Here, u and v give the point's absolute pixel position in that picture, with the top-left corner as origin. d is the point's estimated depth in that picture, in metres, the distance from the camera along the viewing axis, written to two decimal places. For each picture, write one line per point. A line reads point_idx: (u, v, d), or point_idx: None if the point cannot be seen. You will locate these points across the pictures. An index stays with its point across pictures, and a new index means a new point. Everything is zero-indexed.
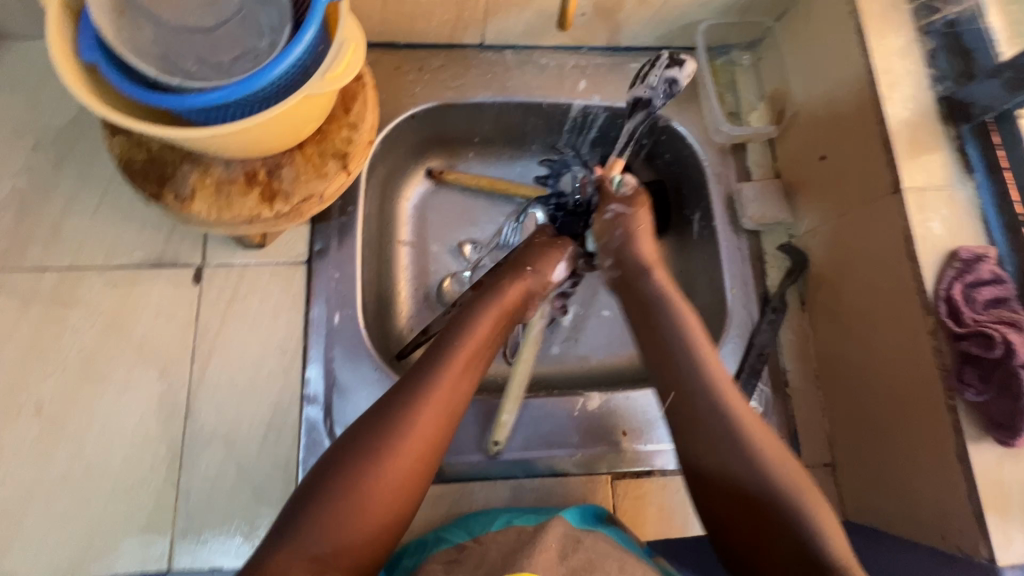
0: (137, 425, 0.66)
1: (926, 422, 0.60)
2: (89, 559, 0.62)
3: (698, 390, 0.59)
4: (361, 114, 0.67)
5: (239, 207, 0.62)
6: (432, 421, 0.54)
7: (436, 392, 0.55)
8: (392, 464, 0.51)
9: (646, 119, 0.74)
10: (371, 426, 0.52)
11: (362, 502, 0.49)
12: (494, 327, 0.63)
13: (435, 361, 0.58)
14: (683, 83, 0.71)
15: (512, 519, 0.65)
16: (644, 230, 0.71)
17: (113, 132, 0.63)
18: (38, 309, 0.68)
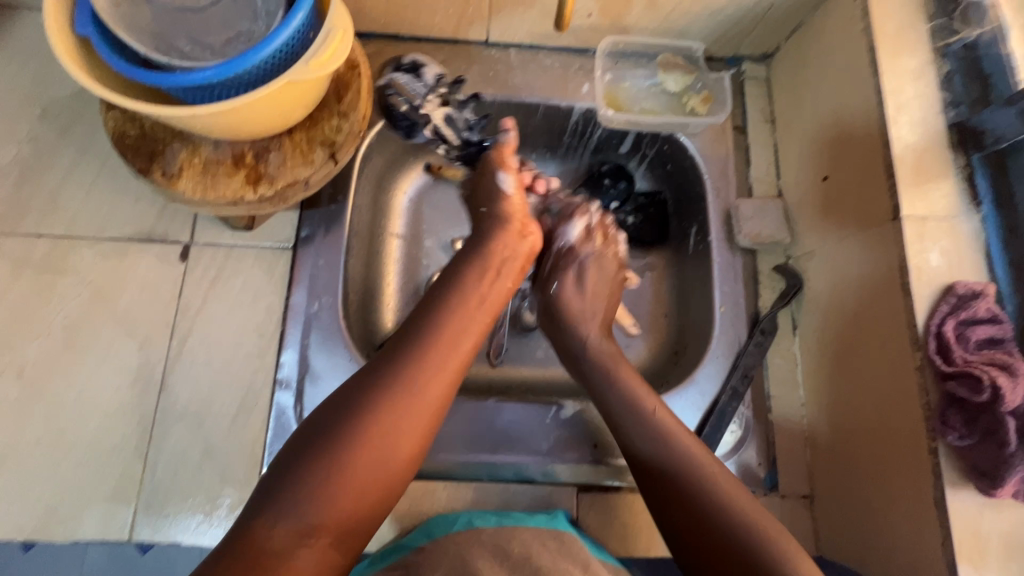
0: (113, 395, 0.67)
1: (906, 466, 0.57)
2: (54, 524, 0.63)
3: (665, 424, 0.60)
4: (352, 103, 0.66)
5: (222, 188, 0.62)
6: (428, 390, 0.52)
7: (428, 359, 0.53)
8: (385, 427, 0.50)
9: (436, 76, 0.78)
10: (363, 392, 0.51)
11: (355, 466, 0.47)
12: (491, 292, 0.61)
13: (427, 331, 0.56)
14: (423, 58, 0.79)
15: (473, 519, 0.64)
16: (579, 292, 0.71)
17: (110, 106, 0.64)
18: (29, 274, 0.70)
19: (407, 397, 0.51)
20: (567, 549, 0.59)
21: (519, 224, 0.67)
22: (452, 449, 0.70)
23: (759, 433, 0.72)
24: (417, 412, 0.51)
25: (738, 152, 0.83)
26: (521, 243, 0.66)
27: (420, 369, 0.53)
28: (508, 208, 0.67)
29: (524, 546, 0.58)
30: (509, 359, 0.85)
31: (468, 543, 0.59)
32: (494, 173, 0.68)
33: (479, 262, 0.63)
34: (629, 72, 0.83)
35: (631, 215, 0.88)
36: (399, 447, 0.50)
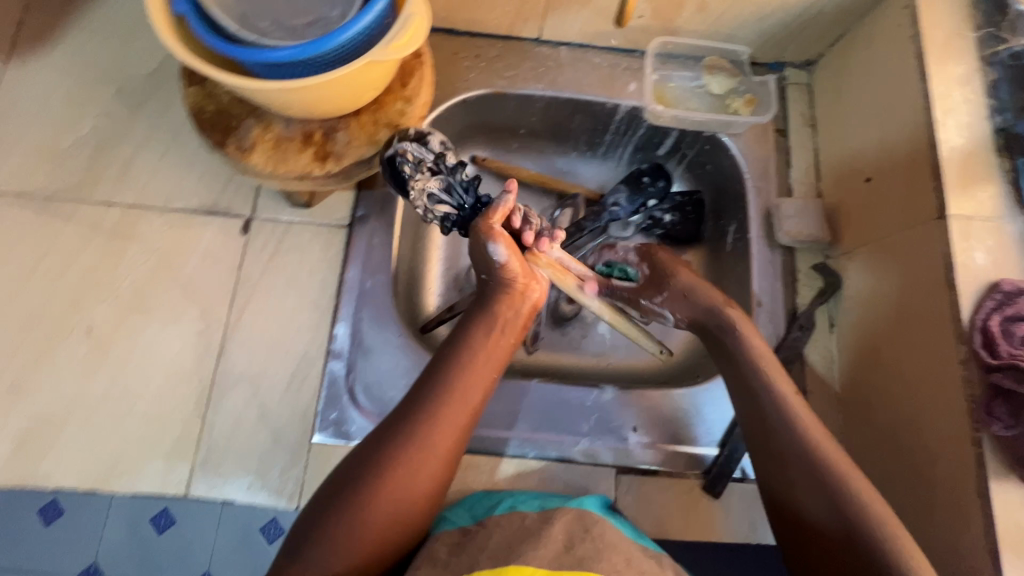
0: (175, 357, 0.70)
1: (947, 458, 0.58)
2: (117, 476, 0.66)
3: (767, 404, 0.62)
4: (416, 88, 0.70)
5: (292, 163, 0.66)
6: (427, 457, 0.55)
7: (432, 423, 0.56)
8: (396, 482, 0.54)
9: (423, 148, 0.65)
10: (375, 449, 0.55)
11: (369, 517, 0.53)
12: (498, 342, 0.62)
13: (430, 395, 0.58)
14: (430, 134, 0.66)
15: (516, 503, 0.66)
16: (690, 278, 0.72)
17: (189, 83, 0.68)
18: (101, 239, 0.73)
19: (403, 467, 0.54)
20: (606, 536, 0.60)
21: (518, 293, 0.63)
22: (495, 425, 0.72)
23: None
24: (415, 477, 0.55)
25: (778, 154, 0.85)
26: (523, 300, 0.64)
27: (424, 434, 0.56)
28: (507, 281, 0.63)
29: (566, 530, 0.59)
30: (546, 347, 0.87)
31: (513, 525, 0.61)
32: (481, 233, 0.60)
33: (483, 320, 0.63)
34: (675, 73, 0.86)
35: (669, 214, 0.92)
36: (405, 499, 0.55)
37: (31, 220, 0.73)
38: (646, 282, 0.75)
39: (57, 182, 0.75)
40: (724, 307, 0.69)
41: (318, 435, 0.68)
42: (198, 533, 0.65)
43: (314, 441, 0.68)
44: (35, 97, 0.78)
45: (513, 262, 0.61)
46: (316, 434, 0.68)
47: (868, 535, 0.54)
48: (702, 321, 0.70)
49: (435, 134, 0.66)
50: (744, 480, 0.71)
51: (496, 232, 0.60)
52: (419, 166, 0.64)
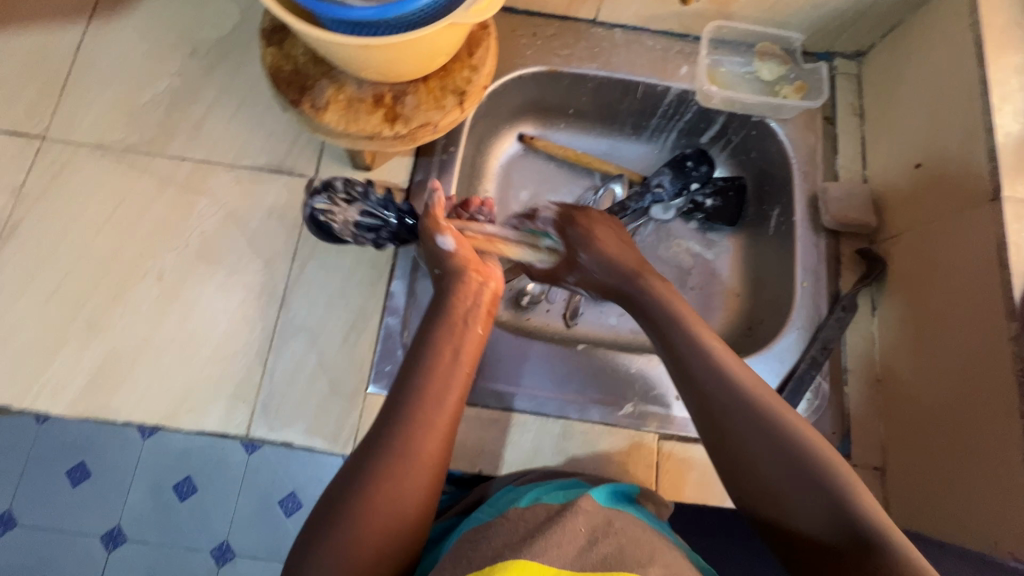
0: (240, 306, 0.73)
1: (993, 432, 0.61)
2: (184, 413, 0.69)
3: (712, 386, 0.55)
4: (482, 58, 0.72)
5: (363, 123, 0.69)
6: (408, 486, 0.50)
7: (415, 431, 0.52)
8: (385, 494, 0.50)
9: (328, 193, 0.69)
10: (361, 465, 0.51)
11: (363, 534, 0.48)
12: (470, 338, 0.60)
13: (399, 420, 0.53)
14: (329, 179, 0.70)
15: (540, 496, 0.58)
16: (601, 237, 0.70)
17: (267, 43, 0.71)
18: (173, 191, 0.77)
19: (384, 494, 0.50)
20: (630, 531, 0.53)
21: (472, 284, 0.63)
22: (541, 385, 0.75)
23: (833, 402, 0.75)
24: (395, 510, 0.50)
25: (826, 141, 0.87)
26: (480, 289, 0.64)
27: (406, 440, 0.52)
28: (454, 270, 0.64)
29: (588, 522, 0.52)
30: (584, 322, 0.90)
31: (529, 520, 0.53)
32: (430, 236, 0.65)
33: (446, 327, 0.59)
34: (726, 58, 0.88)
35: (711, 198, 0.94)
36: (398, 513, 0.50)
37: (109, 171, 0.77)
38: (563, 259, 0.73)
39: (132, 135, 0.79)
40: (636, 276, 0.66)
41: (374, 387, 0.70)
42: (223, 500, 0.70)
43: (370, 392, 0.70)
44: (114, 54, 0.82)
45: (463, 248, 0.66)
46: (372, 384, 0.71)
47: (861, 529, 0.46)
48: (614, 287, 0.68)
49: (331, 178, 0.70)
50: None
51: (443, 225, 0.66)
52: (338, 209, 0.68)
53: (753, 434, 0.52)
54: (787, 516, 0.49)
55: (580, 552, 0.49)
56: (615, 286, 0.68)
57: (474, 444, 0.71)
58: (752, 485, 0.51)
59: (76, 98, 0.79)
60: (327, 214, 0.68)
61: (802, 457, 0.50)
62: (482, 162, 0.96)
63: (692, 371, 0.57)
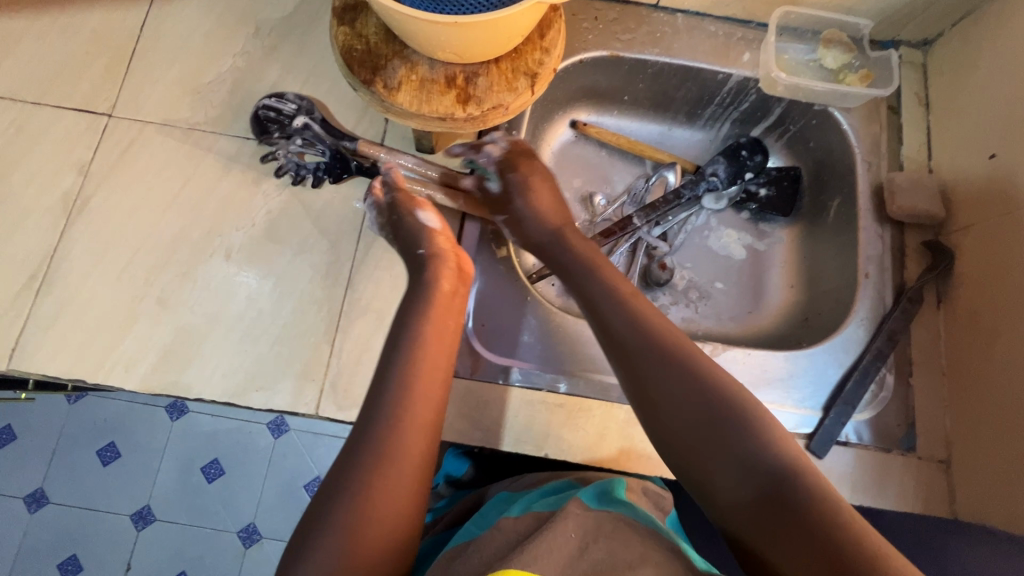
0: (307, 285, 0.73)
1: None
2: (252, 390, 0.69)
3: (644, 352, 0.57)
4: (553, 40, 0.72)
5: (435, 104, 0.69)
6: (398, 482, 0.52)
7: (398, 422, 0.54)
8: (378, 489, 0.51)
9: (264, 111, 0.78)
10: (348, 457, 0.52)
11: (359, 529, 0.49)
12: (447, 325, 0.61)
13: (381, 419, 0.54)
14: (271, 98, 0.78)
15: (532, 504, 0.62)
16: (537, 194, 0.75)
17: (339, 23, 0.71)
18: (238, 170, 0.77)
19: (379, 487, 0.51)
20: (623, 536, 0.55)
21: (449, 265, 0.66)
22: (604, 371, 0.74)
23: (898, 395, 0.75)
24: (389, 511, 0.51)
25: (889, 130, 0.86)
26: (457, 274, 0.66)
27: (388, 432, 0.53)
28: (428, 244, 0.67)
29: (578, 527, 0.54)
30: None
31: (518, 531, 0.57)
32: (410, 219, 0.69)
33: (415, 324, 0.59)
34: (790, 45, 0.87)
35: (765, 187, 0.94)
36: (393, 505, 0.51)
37: (174, 149, 0.77)
38: (492, 198, 0.76)
39: (198, 113, 0.79)
40: (562, 235, 0.72)
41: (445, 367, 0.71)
42: None
43: None
44: (180, 32, 0.82)
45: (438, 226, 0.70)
46: None
47: (781, 485, 0.49)
48: (542, 243, 0.72)
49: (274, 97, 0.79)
50: (848, 446, 0.72)
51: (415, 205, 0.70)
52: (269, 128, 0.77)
53: (682, 400, 0.54)
54: (718, 483, 0.51)
55: (571, 558, 0.51)
56: (545, 244, 0.72)
57: (541, 427, 0.71)
58: (680, 449, 0.53)
59: (142, 76, 0.80)
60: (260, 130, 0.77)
61: (725, 416, 0.52)
62: (536, 148, 0.95)
63: (626, 338, 0.58)
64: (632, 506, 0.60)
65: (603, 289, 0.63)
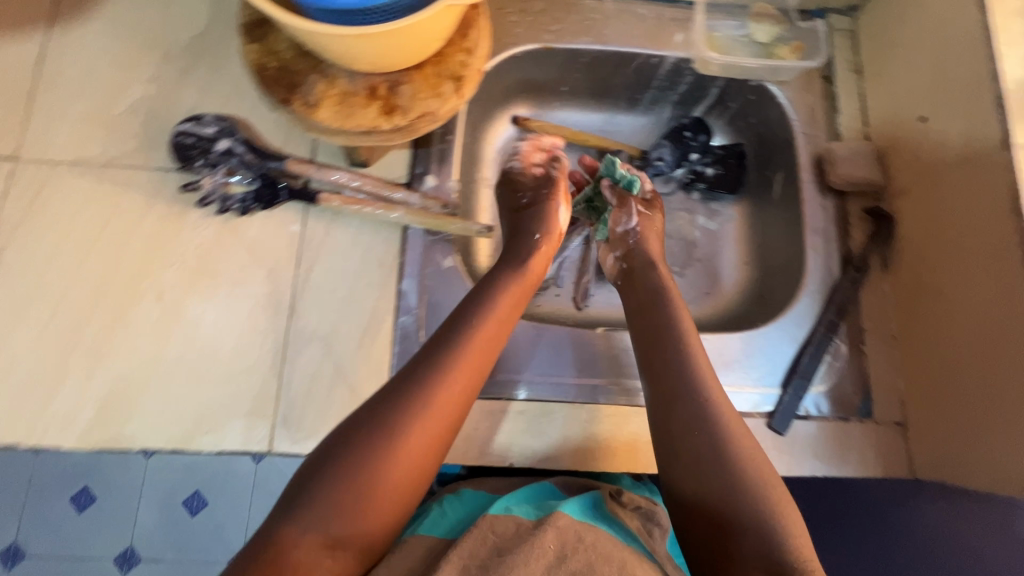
0: (247, 318, 0.70)
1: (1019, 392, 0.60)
2: (200, 434, 0.67)
3: (685, 385, 0.65)
4: (477, 40, 0.69)
5: (359, 118, 0.66)
6: (415, 435, 0.56)
7: (430, 395, 0.58)
8: (401, 449, 0.55)
9: (180, 135, 0.73)
10: (382, 407, 0.57)
11: (376, 483, 0.54)
12: (497, 330, 0.66)
13: (415, 386, 0.59)
14: (187, 120, 0.74)
15: (510, 505, 0.63)
16: (654, 231, 0.82)
17: (248, 40, 0.67)
18: (162, 204, 0.73)
19: (403, 443, 0.56)
20: (601, 547, 0.57)
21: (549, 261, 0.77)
22: (565, 373, 0.74)
23: (853, 363, 0.76)
24: (403, 470, 0.55)
25: (825, 100, 0.86)
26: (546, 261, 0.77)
27: (420, 405, 0.58)
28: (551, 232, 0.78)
29: (559, 538, 0.56)
30: (597, 303, 0.92)
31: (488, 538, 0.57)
32: (552, 204, 0.80)
33: (467, 325, 0.65)
34: (721, 22, 0.86)
35: (711, 166, 0.92)
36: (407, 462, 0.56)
37: (91, 188, 0.73)
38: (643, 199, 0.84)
39: (112, 148, 0.74)
40: (654, 262, 0.79)
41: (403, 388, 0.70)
42: None
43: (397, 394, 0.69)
44: (84, 62, 0.77)
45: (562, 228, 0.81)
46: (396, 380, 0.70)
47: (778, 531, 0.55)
48: (635, 263, 0.79)
49: (189, 119, 0.74)
50: (808, 419, 0.73)
51: (558, 194, 0.81)
52: (186, 153, 0.73)
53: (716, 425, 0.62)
54: (737, 514, 0.57)
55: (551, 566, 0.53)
56: (635, 265, 0.79)
57: (502, 437, 0.70)
58: (698, 474, 0.60)
59: (47, 113, 0.75)
60: (177, 154, 0.73)
61: (742, 460, 0.59)
62: (479, 148, 0.93)
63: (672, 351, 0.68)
64: (612, 522, 0.62)
65: (657, 306, 0.73)
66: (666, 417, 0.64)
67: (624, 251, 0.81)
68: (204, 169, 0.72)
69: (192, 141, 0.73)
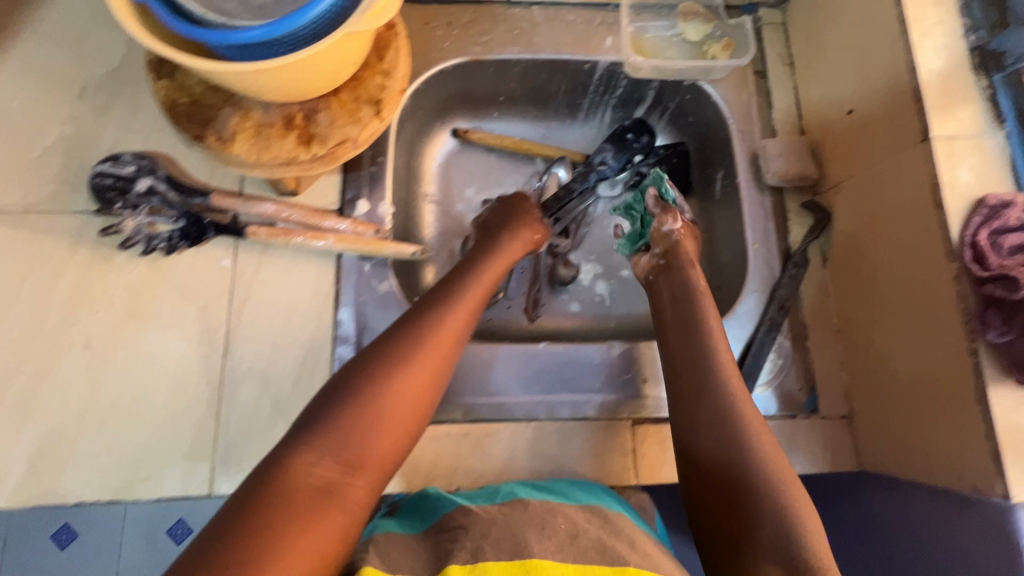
0: (181, 360, 0.69)
1: (953, 384, 0.60)
2: (138, 482, 0.65)
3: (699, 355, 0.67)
4: (394, 61, 0.68)
5: (276, 150, 0.64)
6: (419, 362, 0.58)
7: (434, 328, 0.61)
8: (409, 375, 0.57)
9: (101, 177, 0.71)
10: (391, 339, 0.60)
11: (384, 410, 0.55)
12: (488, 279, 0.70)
13: (417, 323, 0.61)
14: (107, 161, 0.72)
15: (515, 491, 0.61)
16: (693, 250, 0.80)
17: (157, 76, 0.65)
18: (85, 249, 0.71)
19: (412, 369, 0.58)
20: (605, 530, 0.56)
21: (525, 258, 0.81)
22: (510, 391, 0.73)
23: (797, 359, 0.76)
24: (408, 401, 0.56)
25: (759, 95, 0.86)
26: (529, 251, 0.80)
27: (425, 336, 0.60)
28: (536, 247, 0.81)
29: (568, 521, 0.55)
30: (547, 314, 0.91)
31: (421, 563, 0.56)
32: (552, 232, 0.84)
33: (468, 279, 0.69)
34: (650, 24, 0.86)
35: (656, 167, 0.90)
36: (413, 388, 0.57)
37: (9, 238, 0.71)
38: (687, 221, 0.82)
39: (30, 194, 0.72)
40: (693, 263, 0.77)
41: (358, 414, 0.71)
42: None
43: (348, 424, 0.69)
44: None
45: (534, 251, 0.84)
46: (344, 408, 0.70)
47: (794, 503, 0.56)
48: (673, 260, 0.77)
49: (109, 159, 0.72)
50: None
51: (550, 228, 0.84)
52: (107, 196, 0.70)
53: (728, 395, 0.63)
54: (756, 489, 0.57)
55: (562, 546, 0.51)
56: (672, 262, 0.77)
57: (447, 462, 0.69)
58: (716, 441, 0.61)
59: None
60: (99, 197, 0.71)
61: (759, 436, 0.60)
62: (418, 165, 0.92)
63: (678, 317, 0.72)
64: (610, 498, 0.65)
65: (686, 296, 0.73)
66: (694, 383, 0.65)
67: (664, 250, 0.78)
68: (126, 212, 0.70)
69: (113, 183, 0.71)
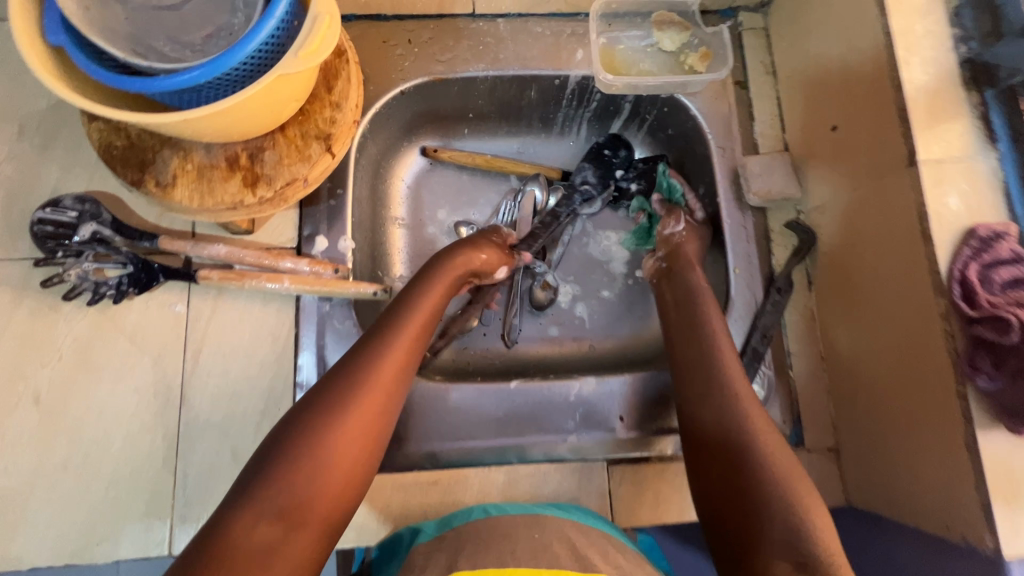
0: (135, 414, 0.66)
1: (945, 428, 0.56)
2: (94, 544, 0.63)
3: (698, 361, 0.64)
4: (344, 92, 0.64)
5: (220, 193, 0.60)
6: (365, 403, 0.55)
7: (379, 364, 0.57)
8: (356, 415, 0.54)
9: (41, 223, 0.67)
10: (336, 379, 0.56)
11: (329, 462, 0.52)
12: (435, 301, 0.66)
13: (361, 360, 0.58)
14: (48, 207, 0.68)
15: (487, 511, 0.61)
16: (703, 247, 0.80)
17: (91, 117, 0.61)
18: (29, 300, 0.67)
19: (356, 410, 0.54)
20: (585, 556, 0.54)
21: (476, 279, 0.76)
22: (481, 434, 0.70)
23: (780, 390, 0.73)
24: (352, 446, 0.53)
25: (740, 107, 0.81)
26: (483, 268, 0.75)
27: (370, 373, 0.57)
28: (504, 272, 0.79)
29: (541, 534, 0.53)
30: (524, 341, 0.87)
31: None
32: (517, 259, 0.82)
33: (411, 302, 0.65)
34: (623, 34, 0.81)
35: (635, 182, 0.88)
36: (360, 432, 0.54)
37: None
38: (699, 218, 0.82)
39: None
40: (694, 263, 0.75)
41: None
42: None
43: None
44: None
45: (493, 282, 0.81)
46: None
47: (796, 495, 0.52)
48: (677, 262, 0.76)
49: (51, 204, 0.68)
50: None
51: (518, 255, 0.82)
52: (49, 244, 0.67)
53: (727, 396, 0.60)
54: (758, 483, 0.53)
55: None
56: (675, 264, 0.76)
57: (416, 510, 0.67)
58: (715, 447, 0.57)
59: None
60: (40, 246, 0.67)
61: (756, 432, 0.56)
62: (385, 189, 0.88)
63: (678, 332, 0.69)
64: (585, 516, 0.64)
65: (687, 300, 0.71)
66: (697, 399, 0.61)
67: (666, 252, 0.79)
68: (68, 260, 0.67)
69: (55, 230, 0.68)
